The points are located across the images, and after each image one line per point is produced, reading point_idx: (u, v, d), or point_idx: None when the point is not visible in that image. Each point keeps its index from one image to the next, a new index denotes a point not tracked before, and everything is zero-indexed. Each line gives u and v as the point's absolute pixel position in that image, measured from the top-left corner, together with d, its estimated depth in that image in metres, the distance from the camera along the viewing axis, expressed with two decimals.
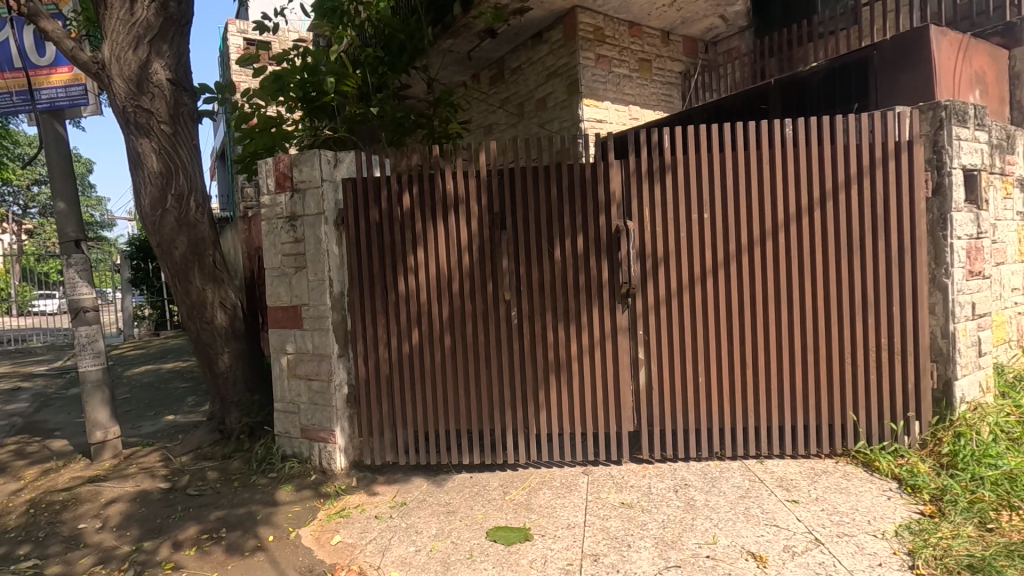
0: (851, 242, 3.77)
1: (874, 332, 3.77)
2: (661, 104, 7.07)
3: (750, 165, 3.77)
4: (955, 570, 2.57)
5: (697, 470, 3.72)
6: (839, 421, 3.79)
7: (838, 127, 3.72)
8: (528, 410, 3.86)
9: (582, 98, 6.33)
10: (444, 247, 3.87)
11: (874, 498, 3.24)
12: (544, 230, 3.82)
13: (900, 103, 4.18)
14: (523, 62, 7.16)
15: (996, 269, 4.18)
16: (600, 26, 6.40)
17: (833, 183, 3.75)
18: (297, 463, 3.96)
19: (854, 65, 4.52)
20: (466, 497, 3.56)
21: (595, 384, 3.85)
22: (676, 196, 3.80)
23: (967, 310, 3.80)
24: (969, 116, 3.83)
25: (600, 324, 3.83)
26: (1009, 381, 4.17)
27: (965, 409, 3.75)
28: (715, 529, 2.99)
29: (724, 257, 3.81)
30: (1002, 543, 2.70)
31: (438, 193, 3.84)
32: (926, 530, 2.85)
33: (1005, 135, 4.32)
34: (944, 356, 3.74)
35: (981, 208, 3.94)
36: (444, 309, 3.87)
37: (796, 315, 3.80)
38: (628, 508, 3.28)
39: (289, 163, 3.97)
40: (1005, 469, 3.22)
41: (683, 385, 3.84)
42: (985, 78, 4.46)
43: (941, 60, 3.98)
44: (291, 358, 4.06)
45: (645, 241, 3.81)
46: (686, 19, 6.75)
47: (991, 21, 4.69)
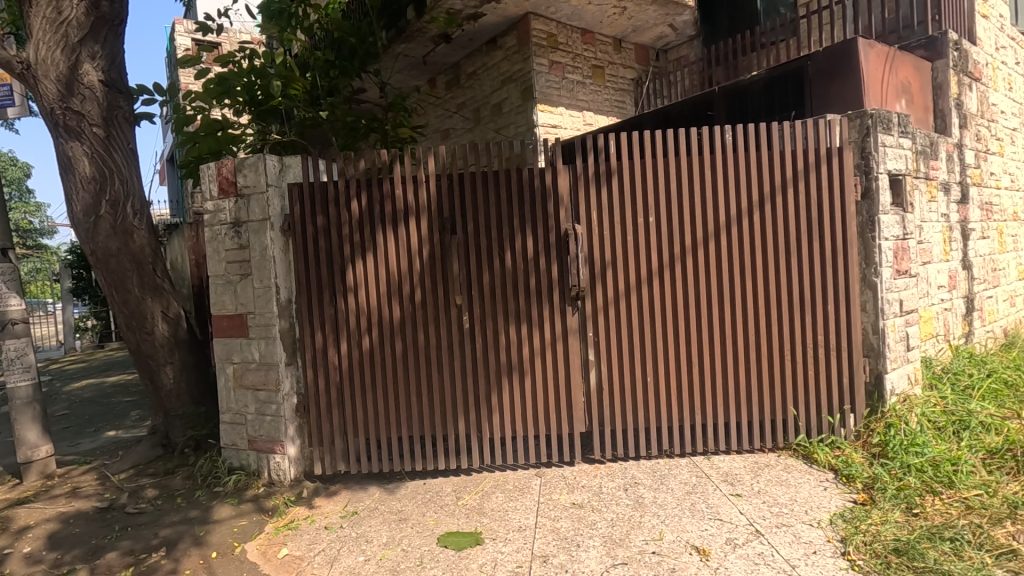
0: (789, 243, 3.93)
1: (811, 328, 3.94)
2: (614, 110, 7.21)
3: (693, 170, 3.89)
4: (882, 554, 2.69)
5: (647, 468, 3.80)
6: (781, 416, 3.94)
7: (774, 134, 3.89)
8: (480, 414, 3.86)
9: (537, 103, 6.40)
10: (394, 253, 3.83)
11: (811, 488, 3.38)
12: (494, 235, 3.84)
13: (834, 111, 4.39)
14: (478, 67, 7.19)
15: (922, 268, 4.43)
16: (553, 33, 6.49)
17: (770, 186, 3.91)
18: (244, 475, 3.85)
19: (792, 73, 4.71)
20: (419, 503, 3.53)
21: (547, 387, 3.89)
22: (622, 200, 3.88)
23: (896, 307, 4.02)
24: (893, 124, 4.07)
25: (551, 327, 3.88)
26: (937, 373, 4.43)
27: (895, 401, 3.96)
28: (662, 526, 3.06)
29: (669, 258, 3.91)
30: (925, 526, 2.85)
31: (387, 198, 3.81)
32: (858, 518, 2.99)
33: (928, 141, 4.60)
34: (875, 350, 3.95)
35: (906, 211, 4.19)
36: (395, 315, 3.84)
37: (739, 314, 3.94)
38: (578, 508, 3.31)
39: (232, 169, 3.87)
40: (930, 456, 3.41)
41: (633, 386, 3.92)
42: (911, 88, 4.73)
43: (869, 71, 4.21)
44: (237, 368, 3.95)
45: (594, 246, 3.88)
46: (637, 27, 6.91)
47: (916, 35, 5.10)
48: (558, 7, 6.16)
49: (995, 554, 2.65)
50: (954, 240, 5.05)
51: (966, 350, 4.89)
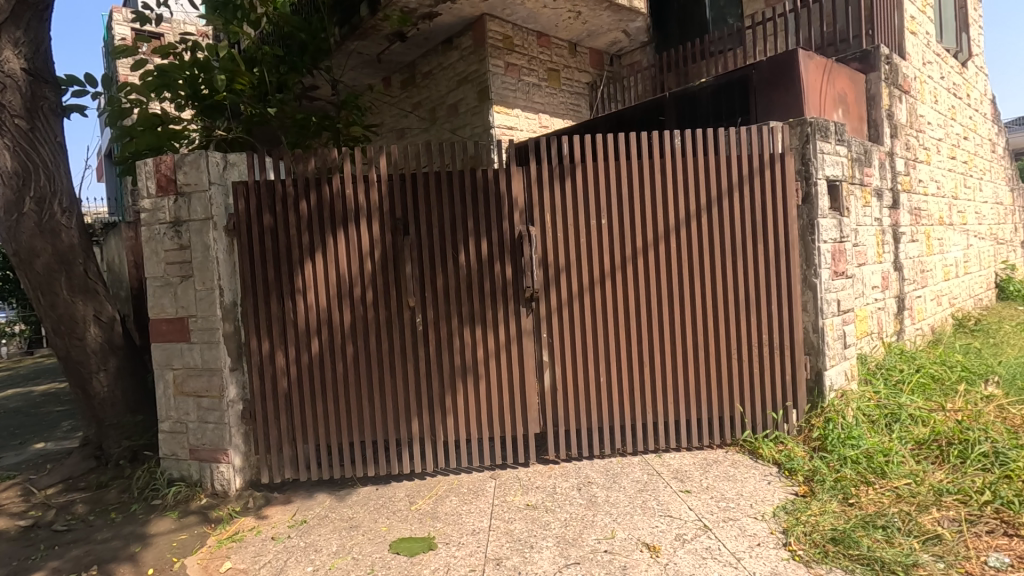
0: (735, 245, 4.07)
1: (756, 327, 4.08)
2: (569, 113, 7.29)
3: (643, 173, 3.97)
4: (820, 543, 2.81)
5: (600, 467, 3.85)
6: (728, 412, 4.06)
7: (720, 139, 4.02)
8: (434, 417, 3.82)
9: (493, 105, 6.40)
10: (344, 255, 3.74)
11: (756, 482, 3.51)
12: (448, 236, 3.80)
13: (776, 119, 4.58)
14: (434, 67, 7.13)
15: (858, 269, 4.67)
16: (509, 35, 6.51)
17: (717, 190, 4.04)
18: (184, 487, 3.67)
19: (737, 81, 4.88)
20: (371, 510, 3.46)
21: (502, 389, 3.88)
22: (575, 202, 3.92)
23: (834, 307, 4.22)
24: (830, 132, 4.27)
25: (506, 329, 3.88)
26: (871, 369, 4.68)
27: (834, 396, 4.15)
28: (614, 524, 3.10)
29: (621, 260, 3.98)
30: (860, 515, 2.99)
31: (337, 197, 3.71)
32: (799, 509, 3.11)
33: (862, 149, 4.85)
34: (816, 348, 4.13)
35: (843, 215, 4.40)
36: (345, 318, 3.74)
37: (689, 315, 4.04)
38: (532, 509, 3.32)
39: (171, 165, 3.68)
40: (864, 448, 3.59)
41: (586, 386, 3.96)
42: (847, 99, 4.99)
43: (808, 81, 4.40)
44: (178, 374, 3.76)
45: (547, 247, 3.90)
46: (592, 32, 7.00)
47: (851, 48, 5.40)
48: (514, 10, 6.19)
49: (922, 540, 2.80)
50: (887, 243, 5.35)
51: (898, 347, 5.19)
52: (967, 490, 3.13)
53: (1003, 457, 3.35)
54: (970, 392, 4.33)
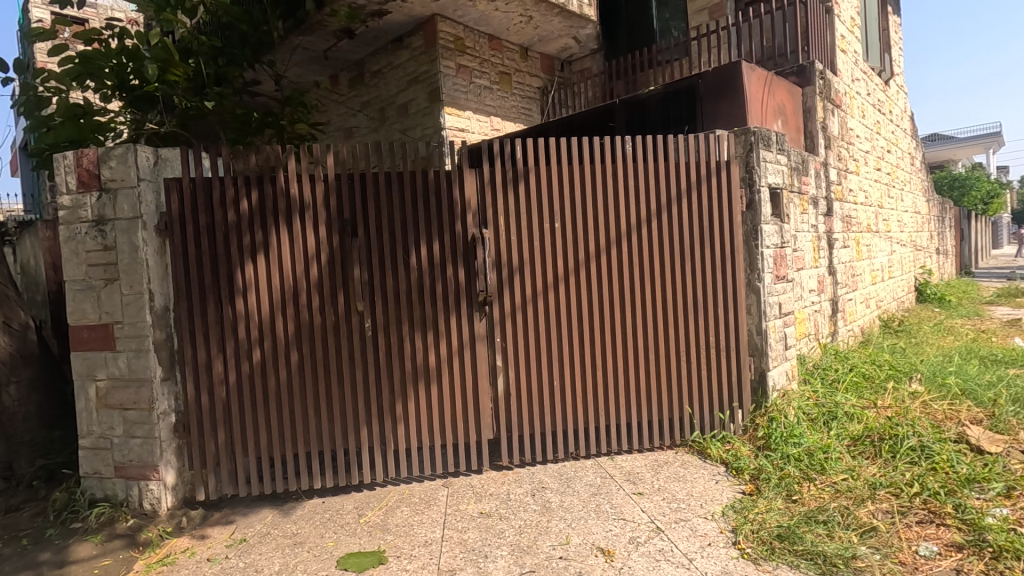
0: (684, 250, 4.16)
1: (704, 330, 4.19)
2: (521, 117, 7.30)
3: (595, 178, 4.00)
4: (767, 540, 2.89)
5: (553, 471, 3.83)
6: (677, 414, 4.14)
7: (670, 146, 4.11)
8: (384, 424, 3.69)
9: (444, 106, 6.33)
10: (288, 258, 3.56)
11: (706, 482, 3.58)
12: (399, 239, 3.70)
13: (721, 128, 4.73)
14: (383, 66, 6.97)
15: (797, 273, 4.89)
16: (460, 36, 6.45)
17: (668, 196, 4.12)
18: (108, 507, 3.38)
19: (684, 90, 5.01)
20: (317, 524, 3.29)
21: (455, 396, 3.80)
22: (529, 206, 3.90)
23: (776, 309, 4.41)
24: (772, 142, 4.46)
25: (458, 334, 3.80)
26: (809, 369, 4.91)
27: (776, 396, 4.32)
28: (569, 530, 3.08)
29: (574, 265, 3.99)
30: (803, 511, 3.09)
31: (281, 196, 3.53)
32: (746, 507, 3.20)
33: (800, 159, 5.08)
34: (759, 350, 4.29)
35: (784, 221, 4.60)
36: (289, 324, 3.56)
37: (640, 319, 4.09)
38: (486, 517, 3.26)
39: (95, 159, 3.40)
40: (806, 446, 3.73)
41: (540, 390, 3.94)
42: (785, 110, 5.22)
43: (750, 92, 4.58)
44: (102, 386, 3.47)
45: (500, 250, 3.86)
46: (543, 37, 7.03)
47: (789, 63, 5.66)
48: (465, 11, 6.13)
49: (859, 533, 2.92)
50: (821, 248, 5.63)
51: (832, 348, 5.46)
52: (899, 484, 3.29)
53: (929, 450, 3.57)
54: (898, 389, 4.59)
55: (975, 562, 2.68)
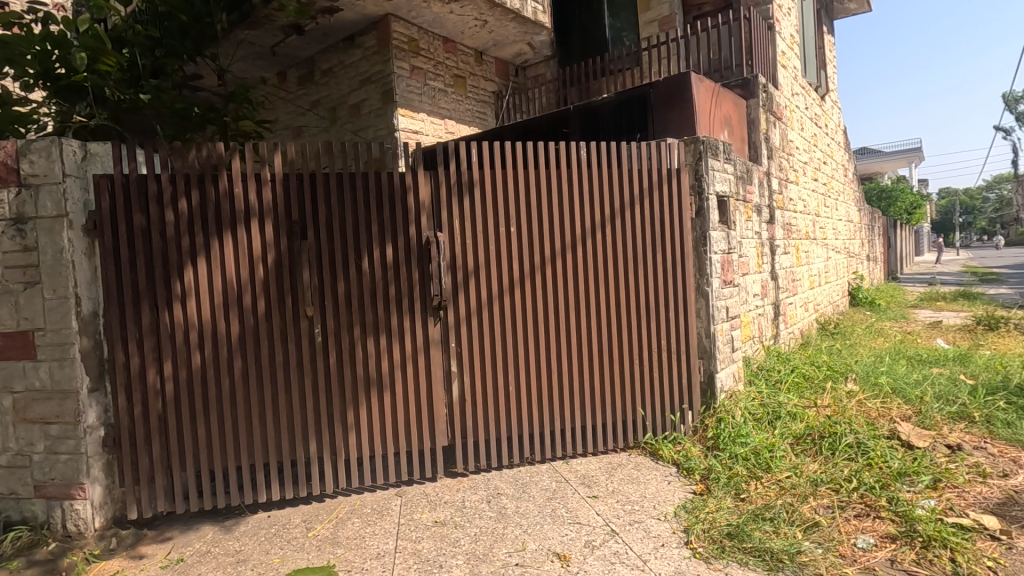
0: (637, 255, 4.24)
1: (656, 333, 4.28)
2: (475, 121, 7.27)
3: (551, 184, 4.02)
4: (717, 539, 2.96)
5: (509, 477, 3.81)
6: (631, 416, 4.20)
7: (623, 153, 4.18)
8: (334, 433, 3.56)
9: (397, 107, 6.24)
10: (232, 260, 3.38)
11: (658, 483, 3.65)
12: (351, 241, 3.59)
13: (671, 136, 4.86)
14: (335, 64, 6.80)
15: (743, 278, 5.07)
16: (414, 37, 6.37)
17: (621, 202, 4.19)
18: (26, 531, 3.11)
19: (636, 99, 5.12)
20: (261, 540, 3.13)
21: (408, 403, 3.72)
22: (484, 210, 3.87)
23: (723, 313, 4.57)
24: (719, 151, 4.61)
25: (413, 338, 3.73)
26: (754, 370, 5.10)
27: (724, 397, 4.47)
28: (525, 535, 3.06)
29: (529, 268, 4.00)
30: (751, 509, 3.19)
31: (223, 197, 3.35)
32: (698, 507, 3.27)
33: (745, 168, 5.28)
34: (708, 353, 4.43)
35: (730, 228, 4.77)
36: (232, 330, 3.38)
37: (594, 323, 4.14)
38: (441, 526, 3.19)
39: (14, 152, 3.12)
40: (752, 445, 3.86)
41: (495, 395, 3.91)
42: (731, 121, 5.42)
43: (699, 102, 4.72)
44: (20, 399, 3.19)
45: (456, 253, 3.81)
46: (497, 42, 7.03)
47: (734, 76, 5.88)
48: (420, 12, 6.05)
49: (803, 529, 3.03)
50: (765, 254, 5.86)
51: (775, 350, 5.69)
52: (838, 479, 3.45)
53: (864, 446, 3.75)
54: (836, 389, 4.81)
55: (907, 552, 2.83)
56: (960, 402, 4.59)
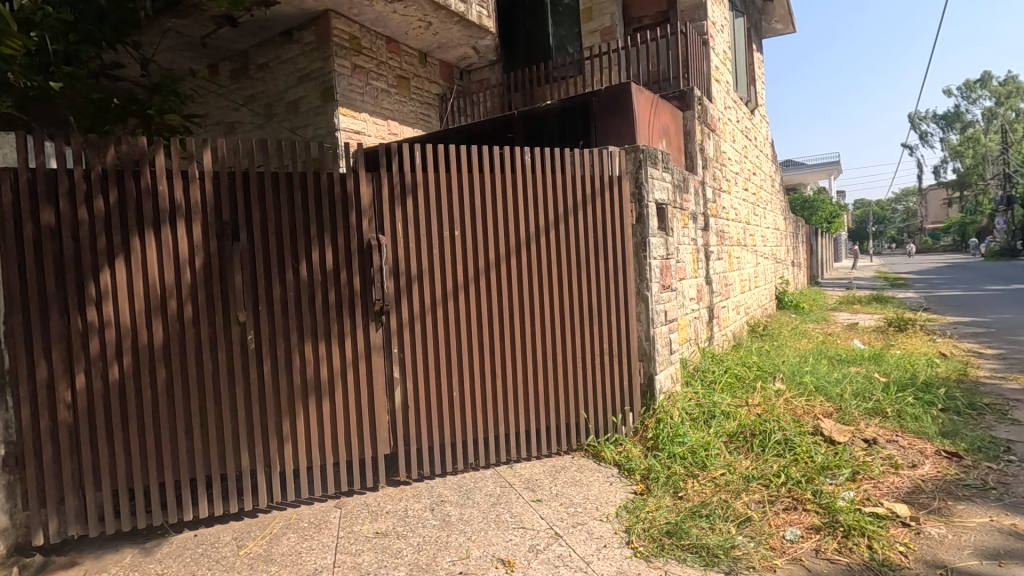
0: (580, 260, 4.32)
1: (598, 336, 4.38)
2: (419, 123, 7.18)
3: (496, 189, 4.03)
4: (657, 537, 3.04)
5: (453, 483, 3.76)
6: (574, 419, 4.26)
7: (566, 159, 4.25)
8: (269, 445, 3.39)
9: (338, 106, 6.07)
10: (155, 262, 3.14)
11: (601, 485, 3.71)
12: (289, 244, 3.44)
13: (613, 144, 4.98)
14: (271, 59, 6.53)
15: (680, 283, 5.27)
16: (356, 35, 6.22)
17: (564, 208, 4.26)
18: None
19: (578, 107, 5.23)
20: (187, 562, 2.94)
21: (348, 411, 3.60)
22: (428, 213, 3.82)
23: (661, 317, 4.74)
24: (658, 160, 4.77)
25: (354, 344, 3.62)
26: (691, 372, 5.30)
27: (662, 398, 4.62)
28: (469, 543, 3.03)
29: (474, 273, 3.98)
30: (689, 507, 3.29)
31: (146, 194, 3.10)
32: (638, 507, 3.34)
33: (682, 177, 5.48)
34: (648, 355, 4.58)
35: (668, 234, 4.95)
36: (156, 337, 3.14)
37: (538, 327, 4.17)
38: (382, 537, 3.10)
39: None
40: (689, 444, 4.00)
41: (438, 401, 3.85)
42: (669, 131, 5.62)
43: (638, 112, 4.88)
44: None
45: (399, 258, 3.74)
46: (442, 44, 6.98)
47: (672, 88, 6.10)
48: (361, 10, 5.93)
49: (737, 524, 3.16)
50: (700, 259, 6.10)
51: (710, 351, 5.94)
52: (768, 475, 3.62)
53: (791, 443, 3.97)
54: (765, 388, 5.06)
55: (830, 541, 3.00)
56: (874, 398, 4.94)
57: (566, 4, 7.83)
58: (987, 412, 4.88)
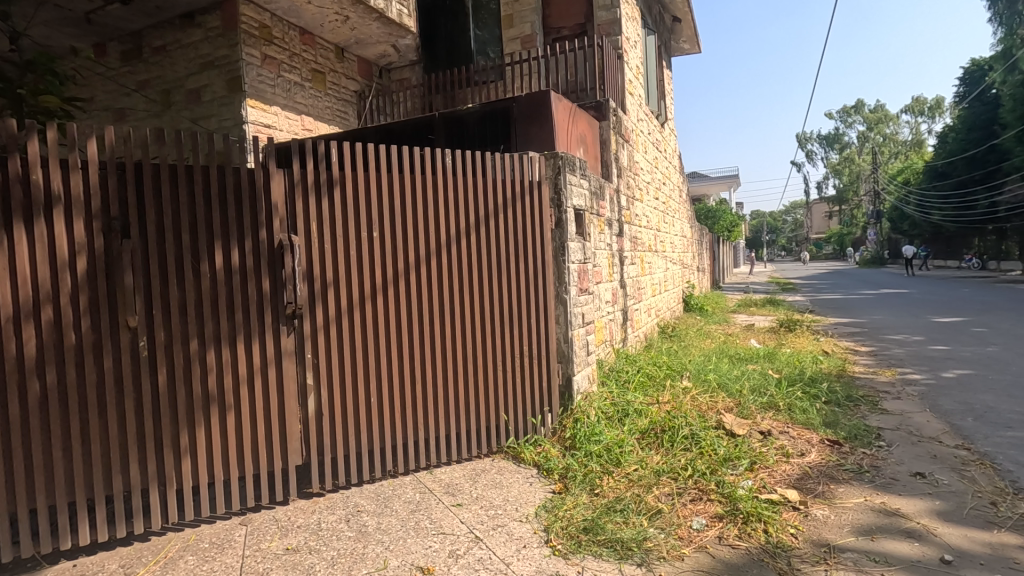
0: (500, 262, 4.36)
1: (519, 339, 4.44)
2: (336, 119, 6.92)
3: (416, 191, 3.97)
4: (575, 534, 3.12)
5: (370, 492, 3.64)
6: (495, 421, 4.28)
7: (487, 163, 4.28)
8: (165, 461, 3.11)
9: (246, 97, 5.71)
10: (25, 260, 2.76)
11: (521, 486, 3.75)
12: (189, 242, 3.18)
13: (533, 149, 5.08)
14: (169, 42, 6.05)
15: (597, 286, 5.46)
16: (267, 24, 5.90)
17: (485, 211, 4.28)
18: None
19: (499, 111, 5.27)
20: None
21: (256, 422, 3.39)
22: (345, 213, 3.69)
23: (579, 319, 4.90)
24: (576, 167, 4.92)
25: (262, 350, 3.42)
26: (606, 372, 5.50)
27: (579, 398, 4.77)
28: (387, 552, 2.94)
29: (394, 275, 3.90)
30: (605, 503, 3.41)
31: (14, 183, 2.71)
32: (557, 505, 3.41)
33: (599, 185, 5.68)
34: (566, 357, 4.71)
35: (585, 239, 5.13)
36: (25, 345, 2.76)
37: (458, 331, 4.16)
38: (293, 553, 2.94)
39: None
40: (605, 442, 4.14)
41: (355, 408, 3.72)
42: (586, 139, 5.80)
43: (557, 119, 5.01)
44: None
45: (312, 259, 3.58)
46: (360, 40, 6.78)
47: (589, 98, 6.32)
48: None
49: (649, 517, 3.30)
50: (615, 264, 6.36)
51: (624, 352, 6.19)
52: (677, 468, 3.83)
53: (697, 437, 4.22)
54: (673, 386, 5.35)
55: (731, 528, 3.22)
56: (769, 393, 5.38)
57: (488, 9, 7.92)
58: (861, 403, 5.47)
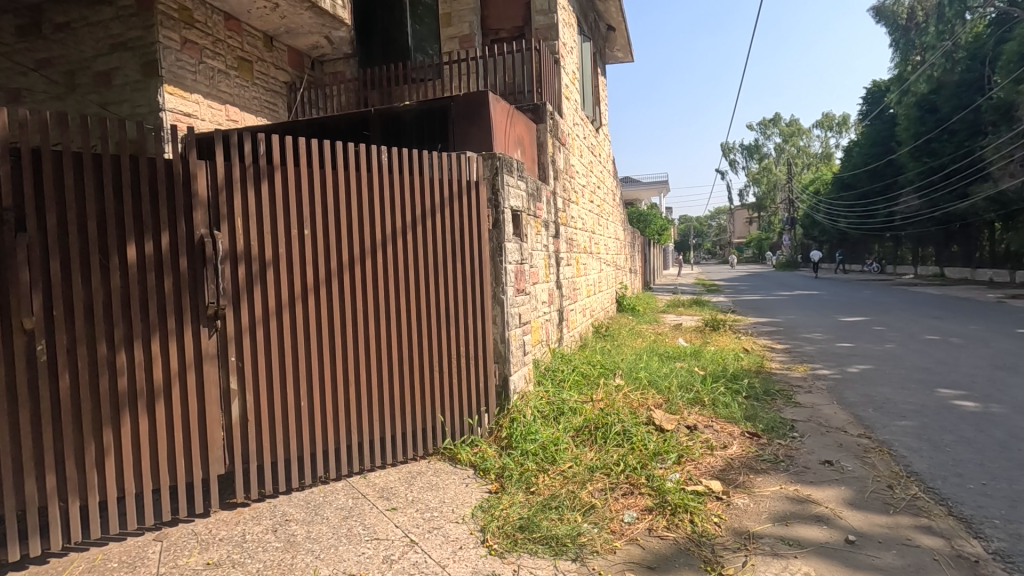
0: (437, 261, 4.32)
1: (456, 339, 4.43)
2: (263, 111, 6.61)
3: (350, 187, 3.86)
4: (511, 533, 3.14)
5: (299, 500, 3.50)
6: (431, 423, 4.24)
7: (424, 162, 4.23)
8: (67, 476, 2.84)
9: (163, 83, 5.33)
10: None
11: (457, 487, 3.73)
12: (96, 236, 2.93)
13: (471, 149, 5.07)
14: (74, 19, 5.59)
15: (533, 287, 5.52)
16: (187, 6, 5.56)
17: (422, 209, 4.24)
18: None
19: (437, 110, 5.23)
20: None
21: (174, 430, 3.17)
22: (274, 209, 3.53)
23: (515, 320, 4.95)
24: (513, 169, 4.96)
25: (181, 353, 3.20)
26: (543, 372, 5.57)
27: (516, 398, 4.80)
28: (317, 561, 2.84)
29: (326, 274, 3.77)
30: (541, 501, 3.45)
31: None
32: (493, 505, 3.42)
33: (536, 187, 5.74)
34: (503, 357, 4.74)
35: (523, 240, 5.18)
36: None
37: (394, 331, 4.09)
38: (214, 568, 2.78)
39: None
40: (541, 441, 4.19)
41: (284, 413, 3.56)
42: (523, 141, 5.86)
43: (495, 120, 5.02)
44: None
45: (237, 256, 3.40)
46: (290, 29, 6.52)
47: (526, 100, 6.39)
48: None
49: (582, 512, 3.37)
50: (551, 265, 6.46)
51: (559, 352, 6.30)
52: (609, 464, 3.94)
53: (628, 433, 4.36)
54: (607, 384, 5.50)
55: (660, 520, 3.35)
56: (694, 389, 5.65)
57: (425, 5, 7.84)
58: (777, 397, 5.85)
